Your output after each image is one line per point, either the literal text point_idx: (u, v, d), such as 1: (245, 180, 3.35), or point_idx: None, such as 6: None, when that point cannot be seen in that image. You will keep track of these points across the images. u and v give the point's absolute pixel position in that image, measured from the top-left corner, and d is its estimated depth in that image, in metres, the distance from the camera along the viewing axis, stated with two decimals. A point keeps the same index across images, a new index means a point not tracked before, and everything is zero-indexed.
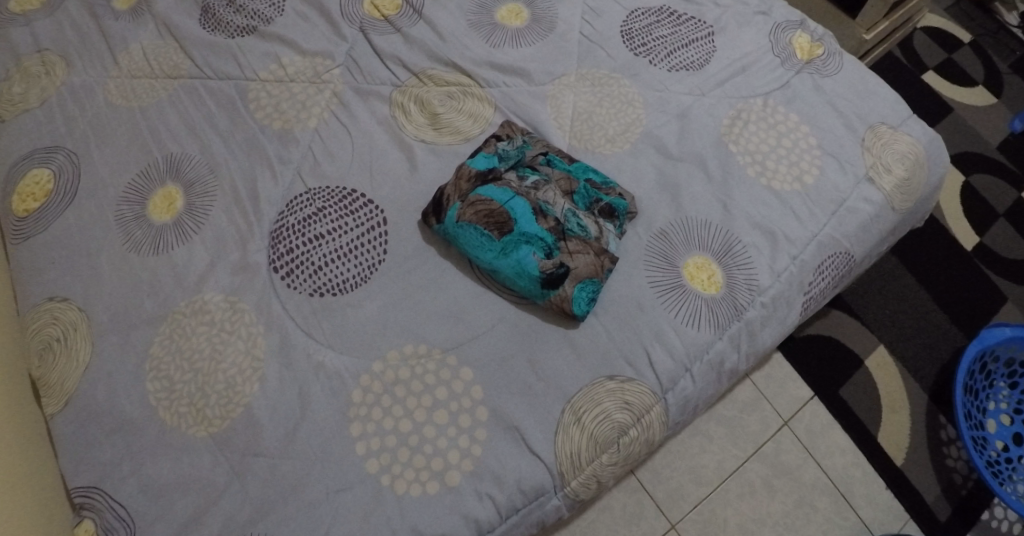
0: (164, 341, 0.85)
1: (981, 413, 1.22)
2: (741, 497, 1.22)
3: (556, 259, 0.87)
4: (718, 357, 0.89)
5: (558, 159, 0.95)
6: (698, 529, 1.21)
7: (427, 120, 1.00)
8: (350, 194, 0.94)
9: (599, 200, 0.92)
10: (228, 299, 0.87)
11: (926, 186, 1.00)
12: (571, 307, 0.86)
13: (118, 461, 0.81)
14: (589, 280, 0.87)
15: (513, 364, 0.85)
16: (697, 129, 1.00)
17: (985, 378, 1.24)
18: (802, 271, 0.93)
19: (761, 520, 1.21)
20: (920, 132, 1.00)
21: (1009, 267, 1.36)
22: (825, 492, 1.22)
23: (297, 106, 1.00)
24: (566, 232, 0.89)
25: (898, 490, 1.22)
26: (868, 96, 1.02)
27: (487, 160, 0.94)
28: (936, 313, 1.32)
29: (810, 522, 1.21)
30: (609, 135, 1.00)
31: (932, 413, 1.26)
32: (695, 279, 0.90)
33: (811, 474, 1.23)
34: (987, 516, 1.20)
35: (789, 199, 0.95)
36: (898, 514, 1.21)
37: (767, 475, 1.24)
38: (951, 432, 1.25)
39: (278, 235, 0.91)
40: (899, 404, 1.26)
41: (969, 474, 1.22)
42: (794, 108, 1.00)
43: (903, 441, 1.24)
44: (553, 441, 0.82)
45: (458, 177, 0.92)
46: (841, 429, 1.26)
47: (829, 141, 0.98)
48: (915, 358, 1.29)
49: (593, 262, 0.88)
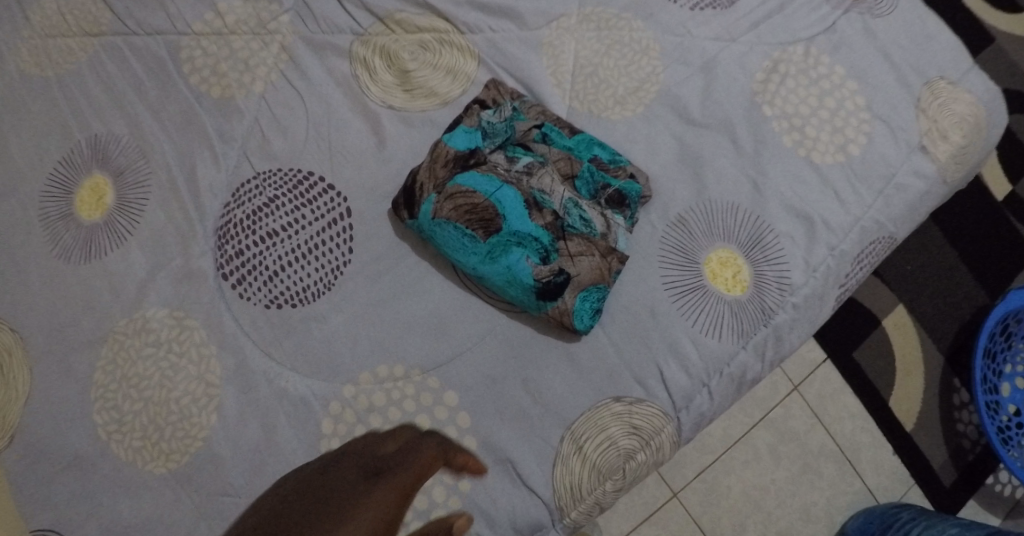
0: (108, 366, 0.75)
1: (996, 376, 1.09)
2: (745, 464, 1.12)
3: (554, 264, 0.74)
4: (740, 369, 0.78)
5: (556, 132, 0.81)
6: (699, 497, 1.11)
7: (396, 79, 0.84)
8: (306, 178, 0.80)
9: (606, 185, 0.79)
10: (173, 314, 0.76)
11: (984, 150, 0.85)
12: (572, 321, 0.74)
13: (61, 502, 0.72)
14: (594, 287, 0.75)
15: (503, 385, 0.75)
16: (723, 86, 0.84)
17: (1005, 339, 1.10)
18: (841, 263, 0.81)
19: (764, 488, 1.11)
20: (982, 88, 0.84)
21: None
22: (831, 458, 1.12)
23: (239, 66, 0.84)
24: (566, 229, 0.76)
25: (906, 456, 1.12)
26: (927, 42, 0.84)
27: (468, 137, 0.79)
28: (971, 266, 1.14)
29: (816, 488, 1.11)
30: (619, 95, 0.84)
31: (947, 376, 1.13)
32: (718, 278, 0.78)
33: (820, 439, 1.13)
34: (991, 481, 1.11)
35: (829, 175, 0.82)
36: (903, 480, 1.11)
37: (773, 443, 1.12)
38: (964, 396, 1.13)
39: (225, 233, 0.78)
40: (914, 367, 1.13)
41: (977, 439, 1.12)
42: (840, 58, 0.83)
43: (915, 406, 1.13)
44: (549, 472, 0.73)
45: (435, 159, 0.78)
46: (854, 393, 1.13)
47: (879, 100, 0.82)
48: (939, 315, 1.14)
49: (598, 265, 0.76)
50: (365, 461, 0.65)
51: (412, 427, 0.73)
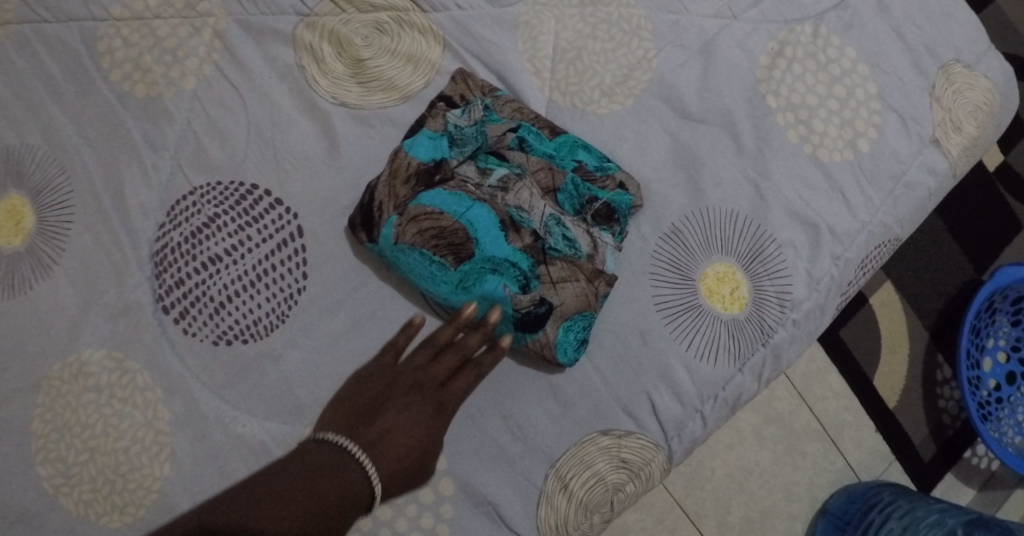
0: (47, 415, 0.67)
1: (978, 351, 1.01)
2: (729, 447, 1.03)
3: (535, 292, 0.67)
4: (735, 392, 0.73)
5: (534, 134, 0.71)
6: (684, 483, 1.02)
7: (348, 69, 0.73)
8: (249, 193, 0.71)
9: (593, 199, 0.70)
10: (112, 355, 0.68)
11: (993, 140, 0.78)
12: (555, 355, 0.68)
13: None
14: (579, 315, 0.68)
15: (481, 421, 0.70)
16: (725, 71, 0.75)
17: (988, 315, 1.01)
18: (845, 273, 0.74)
19: (749, 469, 1.03)
20: (999, 71, 0.77)
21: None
22: (814, 437, 1.04)
23: (167, 58, 0.72)
24: (547, 251, 0.68)
25: (887, 432, 1.05)
26: (944, 20, 0.76)
27: (431, 145, 0.70)
28: (962, 240, 1.08)
29: (798, 468, 1.04)
30: (605, 85, 0.75)
31: (931, 352, 1.06)
32: (715, 296, 0.72)
33: (803, 420, 1.05)
34: (969, 454, 1.06)
35: (836, 174, 0.74)
36: (884, 456, 1.05)
37: (758, 424, 1.04)
38: (947, 372, 1.06)
39: (163, 259, 0.69)
40: (899, 344, 1.06)
41: (958, 414, 1.06)
42: (852, 39, 0.75)
43: (899, 382, 1.05)
44: (533, 512, 0.69)
45: (394, 174, 0.69)
46: (839, 372, 1.05)
47: (892, 88, 0.75)
48: (930, 291, 1.06)
49: (584, 289, 0.69)
50: (444, 399, 0.66)
51: (451, 327, 0.66)
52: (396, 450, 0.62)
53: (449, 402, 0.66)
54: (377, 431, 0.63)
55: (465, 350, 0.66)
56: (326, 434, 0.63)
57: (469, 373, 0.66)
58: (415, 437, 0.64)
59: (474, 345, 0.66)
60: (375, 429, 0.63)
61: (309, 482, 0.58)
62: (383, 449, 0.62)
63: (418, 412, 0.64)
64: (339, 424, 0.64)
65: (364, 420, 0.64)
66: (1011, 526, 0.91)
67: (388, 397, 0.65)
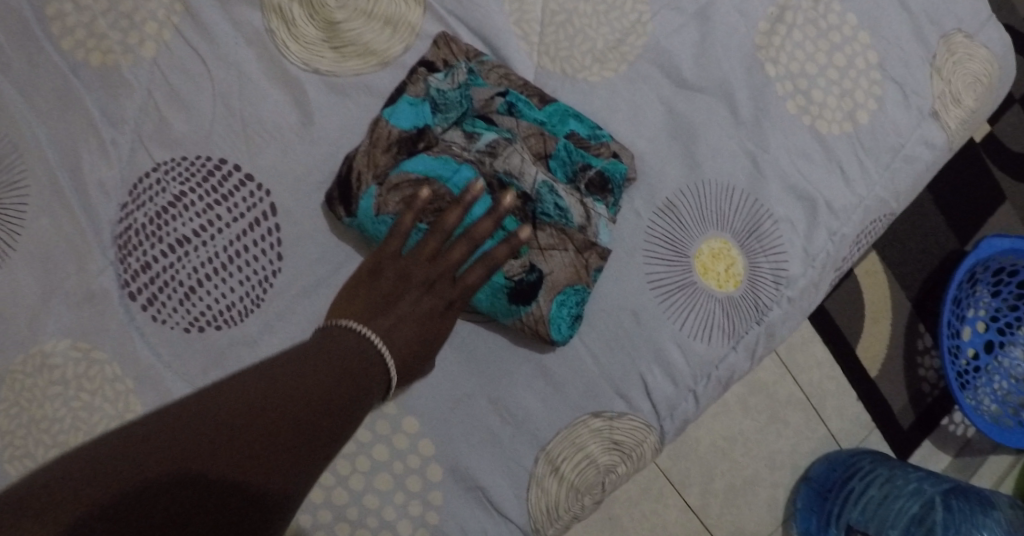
0: (11, 409, 0.63)
1: (959, 321, 1.01)
2: (714, 417, 1.01)
3: (525, 257, 0.65)
4: (729, 371, 0.71)
5: (524, 101, 0.68)
6: (669, 455, 1.00)
7: (321, 33, 0.68)
8: (217, 169, 0.66)
9: (586, 166, 0.67)
10: (77, 346, 0.64)
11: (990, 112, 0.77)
12: (548, 331, 0.65)
13: None
14: (571, 289, 0.66)
15: (469, 406, 0.68)
16: (720, 39, 0.71)
17: (970, 286, 1.00)
18: (841, 249, 0.72)
19: (733, 439, 1.01)
20: (998, 41, 0.75)
21: (1019, 164, 1.09)
22: (797, 406, 1.03)
23: (122, 23, 0.67)
24: (537, 217, 0.65)
25: (868, 400, 1.05)
26: None
27: (413, 112, 0.66)
28: (947, 210, 1.07)
29: (782, 437, 1.02)
30: (597, 52, 0.71)
31: (913, 322, 1.06)
32: (710, 273, 0.69)
33: (787, 390, 1.03)
34: (947, 421, 1.07)
35: (835, 147, 0.71)
36: (865, 424, 1.04)
37: (742, 394, 1.02)
38: (928, 340, 1.06)
39: (127, 242, 0.65)
40: (882, 313, 1.05)
41: (938, 382, 1.06)
42: (854, 5, 0.72)
43: (880, 351, 1.05)
44: (523, 496, 0.67)
45: (375, 141, 0.65)
46: (823, 342, 1.04)
47: (893, 57, 0.72)
48: (915, 260, 1.06)
49: (574, 261, 0.66)
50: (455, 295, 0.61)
51: (461, 210, 0.60)
52: (409, 339, 0.58)
53: (459, 301, 0.61)
54: (394, 320, 0.58)
55: (476, 238, 0.60)
56: (344, 320, 0.57)
57: (480, 265, 0.61)
58: (427, 331, 0.59)
59: (487, 231, 0.60)
60: (391, 316, 0.58)
61: (326, 365, 0.53)
62: (397, 342, 0.57)
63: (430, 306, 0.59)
64: (351, 309, 0.58)
65: (380, 307, 0.58)
66: (988, 494, 0.93)
67: (399, 290, 0.59)
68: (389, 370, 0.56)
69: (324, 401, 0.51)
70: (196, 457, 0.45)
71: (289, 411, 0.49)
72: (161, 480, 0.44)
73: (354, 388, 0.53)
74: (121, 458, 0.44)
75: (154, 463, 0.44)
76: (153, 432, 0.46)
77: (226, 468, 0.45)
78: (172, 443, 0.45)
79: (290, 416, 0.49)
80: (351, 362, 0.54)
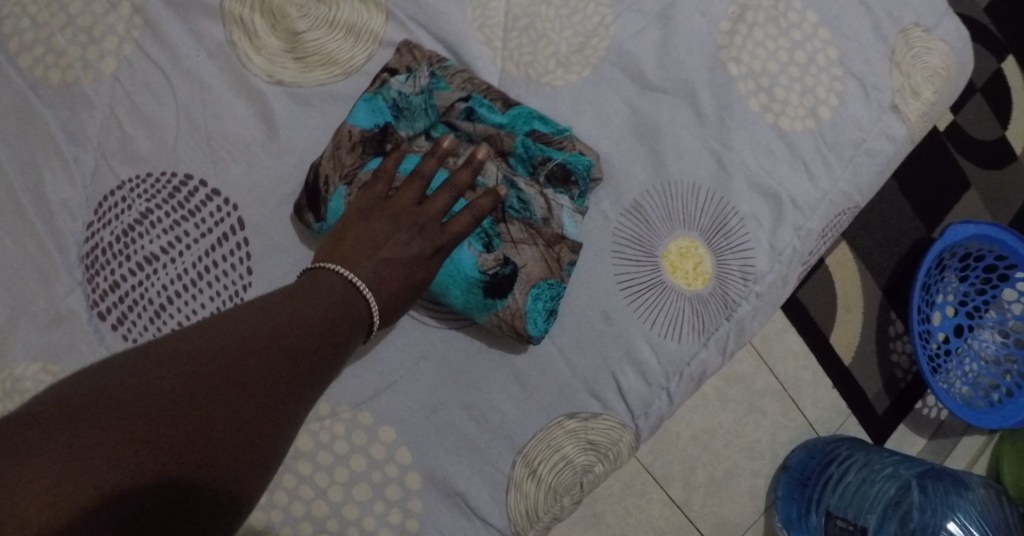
0: None
1: (928, 306, 1.02)
2: (693, 410, 1.02)
3: (498, 252, 0.65)
4: (701, 368, 0.72)
5: (486, 105, 0.68)
6: (649, 449, 1.01)
7: (284, 43, 0.68)
8: (182, 185, 0.66)
9: (549, 160, 0.68)
10: (47, 369, 0.63)
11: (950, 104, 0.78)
12: (525, 326, 0.65)
13: None
14: (545, 283, 0.66)
15: (445, 413, 0.68)
16: (683, 39, 0.72)
17: (938, 272, 1.02)
18: (807, 244, 0.73)
19: (712, 431, 1.02)
20: (956, 34, 0.76)
21: (983, 151, 1.11)
22: (775, 397, 1.04)
23: (82, 39, 0.67)
24: (504, 212, 0.66)
25: (843, 388, 1.06)
26: None
27: (374, 111, 0.66)
28: (913, 198, 1.08)
29: (760, 427, 1.03)
30: (561, 56, 0.71)
31: (884, 309, 1.08)
32: (678, 272, 0.70)
33: (764, 380, 1.04)
34: (920, 405, 1.09)
35: (797, 142, 0.72)
36: (841, 412, 1.06)
37: (720, 386, 1.03)
38: (899, 326, 1.08)
39: (94, 261, 0.65)
40: (854, 302, 1.06)
41: (910, 368, 1.08)
42: (813, 2, 0.73)
43: (854, 339, 1.07)
44: (502, 500, 0.68)
45: (338, 143, 0.65)
46: (797, 332, 1.05)
47: (852, 52, 0.73)
48: (884, 248, 1.07)
49: (547, 254, 0.67)
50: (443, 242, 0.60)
51: (433, 161, 0.61)
52: (396, 281, 0.58)
53: (447, 247, 0.61)
54: (380, 263, 0.57)
55: (457, 187, 0.61)
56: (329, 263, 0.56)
57: (467, 213, 0.61)
58: (414, 273, 0.59)
59: (467, 182, 0.61)
60: (377, 259, 0.57)
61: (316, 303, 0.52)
62: (385, 280, 0.57)
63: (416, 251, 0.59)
64: (339, 250, 0.57)
65: (367, 250, 0.57)
66: (959, 474, 0.96)
67: (389, 232, 0.58)
68: (371, 312, 0.56)
69: (305, 344, 0.50)
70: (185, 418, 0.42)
71: (273, 358, 0.47)
72: (158, 450, 0.41)
73: (337, 331, 0.52)
74: (99, 426, 0.40)
75: (145, 418, 0.41)
76: (119, 389, 0.42)
77: (222, 423, 0.43)
78: (148, 403, 0.42)
79: (274, 363, 0.47)
80: (330, 305, 0.53)
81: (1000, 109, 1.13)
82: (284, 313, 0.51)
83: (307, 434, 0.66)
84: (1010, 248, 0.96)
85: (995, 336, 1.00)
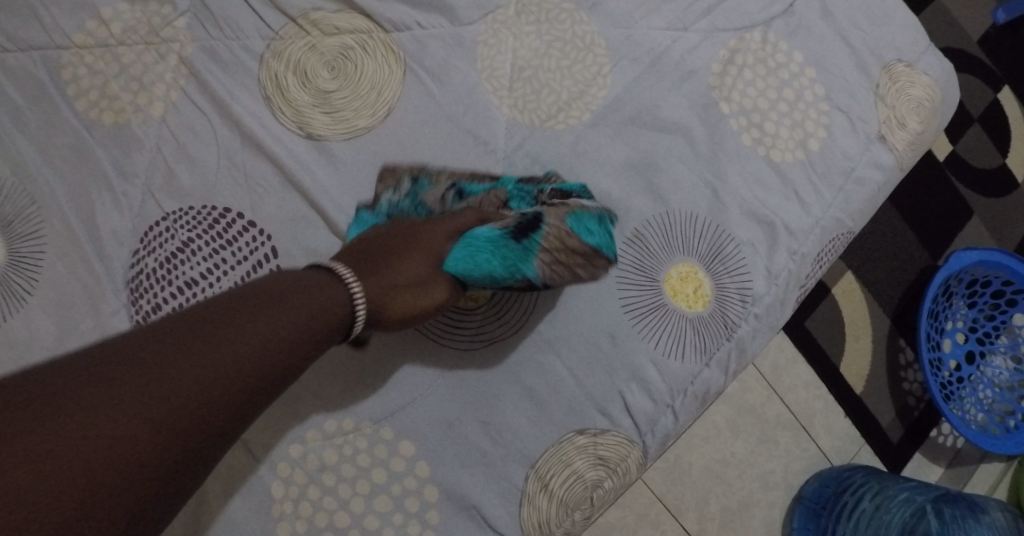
0: None
1: (938, 333, 1.05)
2: (705, 441, 1.04)
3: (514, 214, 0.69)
4: (704, 386, 0.76)
5: (471, 183, 0.74)
6: (663, 479, 1.02)
7: (313, 99, 0.75)
8: (221, 217, 0.72)
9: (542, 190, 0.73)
10: None
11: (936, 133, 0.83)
12: (583, 238, 0.69)
13: None
14: (572, 214, 0.70)
15: (462, 428, 0.72)
16: (678, 80, 0.78)
17: (946, 299, 1.05)
18: (803, 268, 0.77)
19: (725, 461, 1.04)
20: (938, 68, 0.82)
21: (981, 184, 1.16)
22: (787, 427, 1.06)
23: (131, 85, 0.74)
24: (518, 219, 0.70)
25: (856, 417, 1.08)
26: (884, 23, 0.81)
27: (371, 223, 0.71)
28: (914, 231, 1.12)
29: (772, 457, 1.05)
30: (562, 102, 0.78)
31: (893, 338, 1.10)
32: (679, 294, 0.75)
33: (775, 410, 1.06)
34: (935, 434, 1.10)
35: (790, 174, 0.78)
36: (855, 441, 1.07)
37: (731, 416, 1.05)
38: (910, 355, 1.10)
39: (138, 286, 0.70)
40: (863, 332, 1.09)
41: (922, 396, 1.10)
42: (798, 44, 0.79)
43: (863, 369, 1.09)
44: (516, 513, 0.71)
45: None
46: (806, 361, 1.07)
47: (837, 89, 0.79)
48: (889, 280, 1.10)
49: (564, 268, 0.69)
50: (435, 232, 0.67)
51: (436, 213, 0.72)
52: (394, 260, 0.63)
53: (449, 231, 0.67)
54: (374, 246, 0.64)
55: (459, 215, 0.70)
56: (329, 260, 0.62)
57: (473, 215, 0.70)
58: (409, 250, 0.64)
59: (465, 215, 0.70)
60: (370, 248, 0.63)
61: (309, 301, 0.54)
62: (384, 258, 0.63)
63: (408, 242, 0.65)
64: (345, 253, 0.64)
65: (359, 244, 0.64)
66: (976, 499, 0.98)
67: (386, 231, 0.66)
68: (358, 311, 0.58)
69: (289, 349, 0.51)
70: (140, 433, 0.43)
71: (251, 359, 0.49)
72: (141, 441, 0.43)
73: (320, 333, 0.54)
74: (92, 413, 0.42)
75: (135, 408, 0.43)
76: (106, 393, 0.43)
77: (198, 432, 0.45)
78: (118, 409, 0.42)
79: (251, 365, 0.48)
80: (317, 307, 0.54)
81: (996, 142, 1.17)
82: (277, 311, 0.52)
83: (330, 448, 0.70)
84: (1016, 273, 0.99)
85: (1008, 362, 1.03)
